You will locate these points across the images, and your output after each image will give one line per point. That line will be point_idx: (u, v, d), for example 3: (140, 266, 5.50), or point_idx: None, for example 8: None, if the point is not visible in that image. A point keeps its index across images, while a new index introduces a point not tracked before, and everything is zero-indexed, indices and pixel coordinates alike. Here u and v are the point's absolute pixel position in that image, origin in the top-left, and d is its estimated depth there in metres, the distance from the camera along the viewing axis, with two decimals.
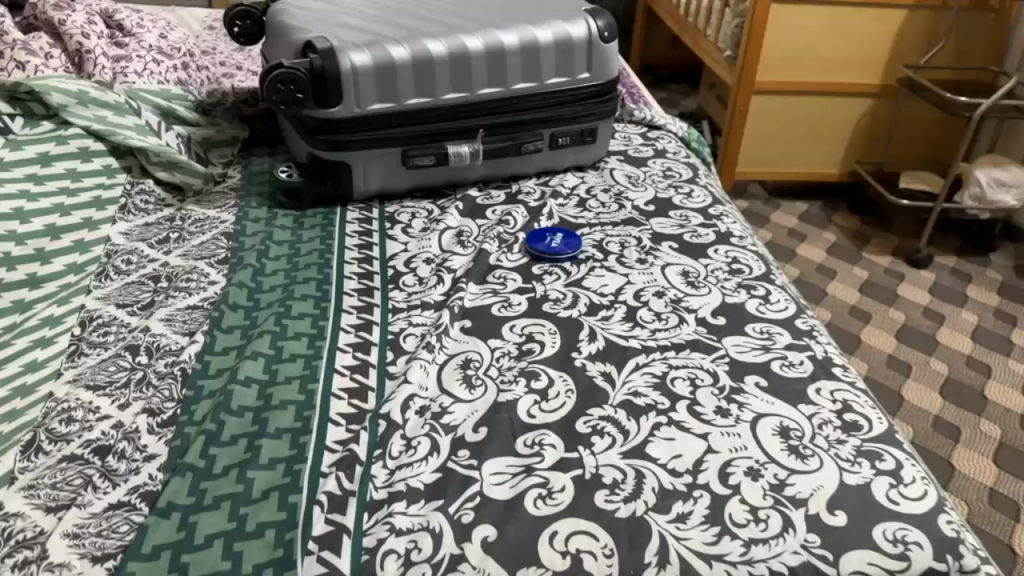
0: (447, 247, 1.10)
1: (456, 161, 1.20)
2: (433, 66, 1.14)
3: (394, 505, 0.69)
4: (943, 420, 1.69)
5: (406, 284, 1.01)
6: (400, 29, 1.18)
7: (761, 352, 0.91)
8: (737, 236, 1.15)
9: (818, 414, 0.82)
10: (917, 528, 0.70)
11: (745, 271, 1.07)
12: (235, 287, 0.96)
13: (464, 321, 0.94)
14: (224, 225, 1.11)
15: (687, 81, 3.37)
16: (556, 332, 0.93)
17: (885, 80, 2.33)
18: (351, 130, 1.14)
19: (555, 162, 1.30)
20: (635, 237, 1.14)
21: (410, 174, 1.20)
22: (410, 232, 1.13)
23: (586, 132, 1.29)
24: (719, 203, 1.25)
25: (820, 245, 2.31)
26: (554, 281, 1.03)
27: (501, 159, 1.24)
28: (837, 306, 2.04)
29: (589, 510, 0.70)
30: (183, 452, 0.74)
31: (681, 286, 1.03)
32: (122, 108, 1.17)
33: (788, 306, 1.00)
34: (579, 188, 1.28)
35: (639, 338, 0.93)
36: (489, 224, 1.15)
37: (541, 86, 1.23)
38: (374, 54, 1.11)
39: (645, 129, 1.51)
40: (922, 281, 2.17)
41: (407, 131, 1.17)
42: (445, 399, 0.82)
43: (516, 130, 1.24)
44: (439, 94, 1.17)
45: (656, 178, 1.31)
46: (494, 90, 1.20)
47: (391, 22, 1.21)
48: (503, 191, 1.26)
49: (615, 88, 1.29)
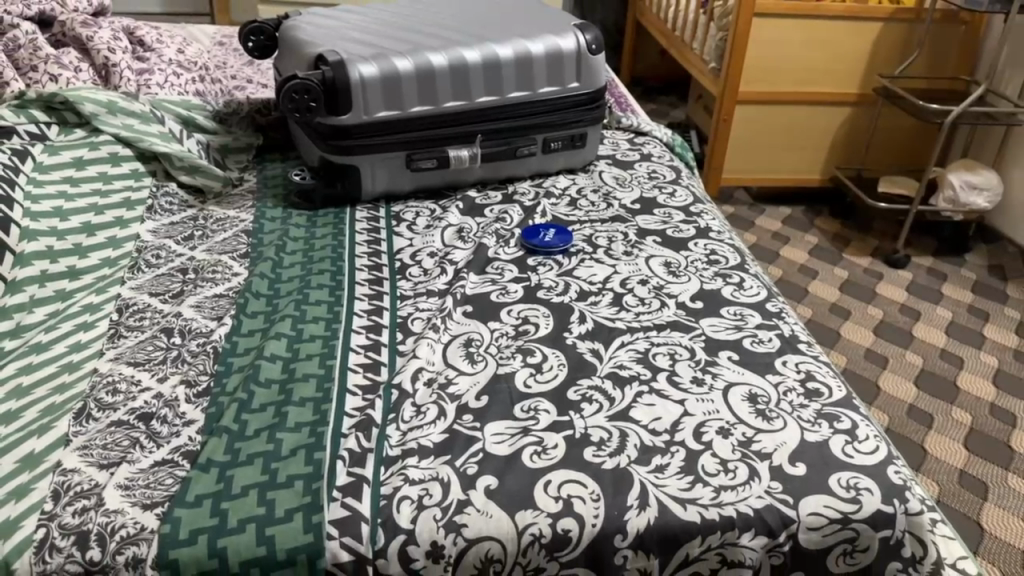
0: (449, 242, 1.19)
1: (456, 164, 1.30)
2: (434, 76, 1.24)
3: (407, 460, 0.79)
4: (917, 408, 1.79)
5: (412, 275, 1.11)
6: (402, 42, 1.28)
7: (734, 331, 1.01)
8: (715, 231, 1.25)
9: (783, 382, 0.92)
10: (868, 476, 0.80)
11: (722, 261, 1.17)
12: (257, 278, 1.06)
13: (466, 306, 1.04)
14: (243, 224, 1.20)
15: (675, 91, 3.49)
16: (549, 315, 1.03)
17: (863, 90, 2.44)
18: (360, 136, 1.24)
19: (548, 165, 1.40)
20: (621, 233, 1.24)
21: (413, 176, 1.30)
22: (414, 228, 1.23)
23: (577, 137, 1.39)
24: (700, 201, 1.35)
25: (803, 248, 2.41)
26: (548, 271, 1.13)
27: (497, 162, 1.34)
28: (818, 304, 2.14)
29: (578, 463, 0.79)
30: (218, 417, 0.83)
31: (663, 274, 1.13)
32: (148, 117, 1.28)
33: (759, 292, 1.10)
34: (570, 189, 1.37)
35: (624, 320, 1.03)
36: (487, 222, 1.25)
37: (534, 95, 1.33)
38: (380, 66, 1.21)
39: (632, 135, 1.61)
40: (899, 280, 2.27)
41: (411, 136, 1.27)
42: (450, 371, 0.91)
43: (511, 136, 1.34)
44: (440, 102, 1.27)
45: (642, 180, 1.41)
46: (490, 99, 1.30)
47: (395, 36, 1.31)
48: (500, 191, 1.35)
49: (602, 97, 1.39)
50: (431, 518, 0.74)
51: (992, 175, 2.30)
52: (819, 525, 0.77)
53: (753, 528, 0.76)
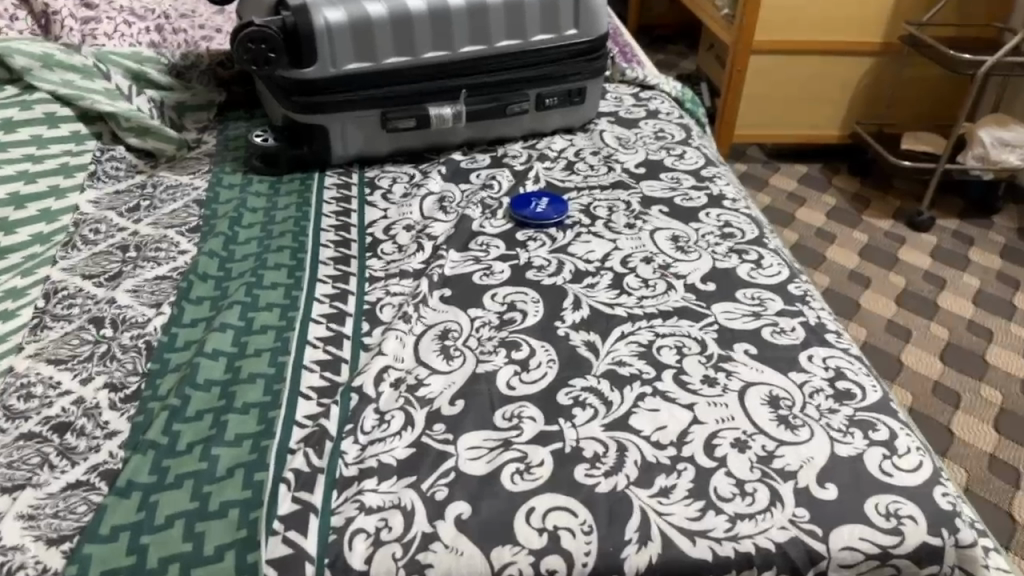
0: (428, 213, 1.06)
1: (437, 123, 1.16)
2: (411, 22, 1.09)
3: (364, 482, 0.66)
4: (943, 386, 1.66)
5: (384, 252, 0.97)
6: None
7: (751, 319, 0.88)
8: (730, 199, 1.12)
9: (810, 382, 0.79)
10: (911, 501, 0.68)
11: (737, 235, 1.04)
12: (206, 257, 0.93)
13: (444, 290, 0.91)
14: (197, 193, 1.07)
15: (685, 41, 3.32)
16: (538, 300, 0.90)
17: (887, 38, 2.27)
18: (328, 91, 1.10)
19: (543, 124, 1.26)
20: (623, 202, 1.11)
21: (390, 138, 1.16)
22: (391, 198, 1.10)
23: (575, 92, 1.24)
24: (713, 165, 1.22)
25: (820, 209, 2.27)
26: (539, 247, 1.00)
27: (485, 121, 1.20)
28: (836, 271, 2.01)
29: (568, 485, 0.67)
30: (145, 429, 0.71)
31: (670, 251, 1.00)
32: (91, 72, 1.14)
33: (780, 271, 0.97)
34: (567, 151, 1.24)
35: (625, 305, 0.90)
36: (473, 192, 1.12)
37: (526, 44, 1.17)
38: (349, 11, 1.07)
39: (637, 89, 1.46)
40: (923, 244, 2.13)
41: (385, 91, 1.13)
42: (421, 370, 0.78)
43: (501, 91, 1.19)
44: (419, 52, 1.12)
45: (647, 140, 1.28)
46: (476, 48, 1.15)
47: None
48: (489, 154, 1.22)
49: (604, 45, 1.24)
50: (389, 557, 0.61)
51: None
52: (853, 561, 0.65)
53: (774, 567, 0.64)
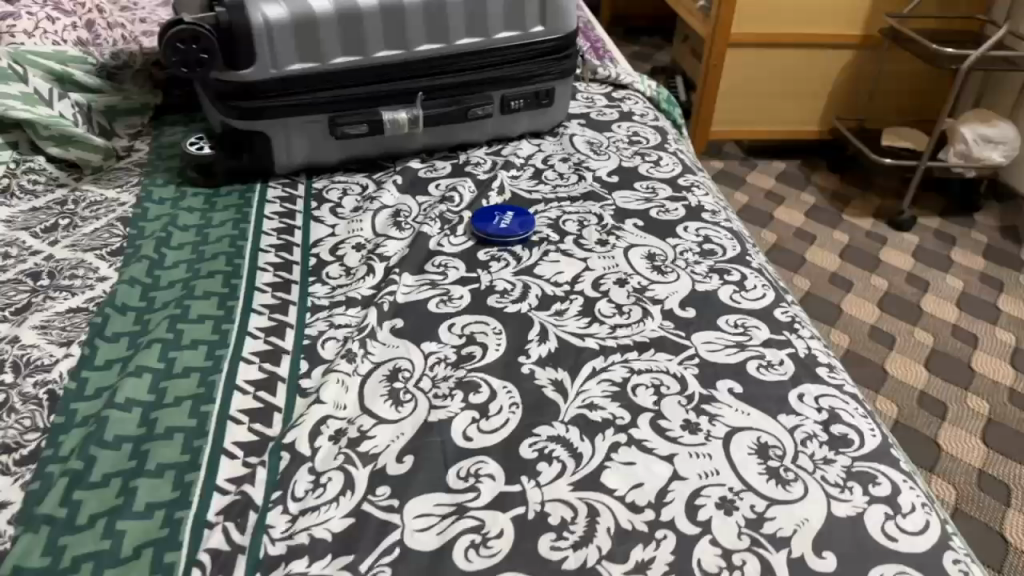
0: (381, 230, 0.97)
1: (392, 129, 1.07)
2: (361, 19, 1.00)
3: (293, 564, 0.57)
4: (929, 396, 1.59)
5: (330, 276, 0.88)
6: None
7: (736, 351, 0.79)
8: (709, 211, 1.04)
9: (801, 427, 0.71)
10: (919, 570, 0.59)
11: (718, 252, 0.95)
12: (126, 285, 0.84)
13: (395, 321, 0.81)
14: (122, 209, 0.98)
15: (661, 33, 3.26)
16: (501, 332, 0.81)
17: (867, 31, 2.20)
18: (268, 95, 1.00)
19: (508, 128, 1.17)
20: (595, 215, 1.02)
21: (340, 145, 1.07)
22: (340, 212, 1.00)
23: (542, 94, 1.15)
24: (690, 172, 1.13)
25: (799, 209, 2.20)
26: (502, 268, 0.91)
27: (446, 126, 1.11)
28: (816, 274, 1.94)
29: (530, 561, 0.58)
30: (40, 498, 0.62)
31: (646, 271, 0.91)
32: (3, 74, 1.03)
33: (766, 293, 0.88)
34: (535, 157, 1.15)
35: (596, 336, 0.81)
36: (430, 205, 1.03)
37: (488, 42, 1.08)
38: (291, 7, 0.97)
39: (610, 89, 1.38)
40: (904, 245, 2.07)
41: (333, 94, 1.03)
42: (366, 420, 0.69)
43: (462, 93, 1.10)
44: (371, 51, 1.02)
45: (620, 145, 1.20)
46: (434, 47, 1.05)
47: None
48: (450, 161, 1.13)
49: (574, 43, 1.15)
50: None
51: (1008, 126, 2.07)
52: None
53: None
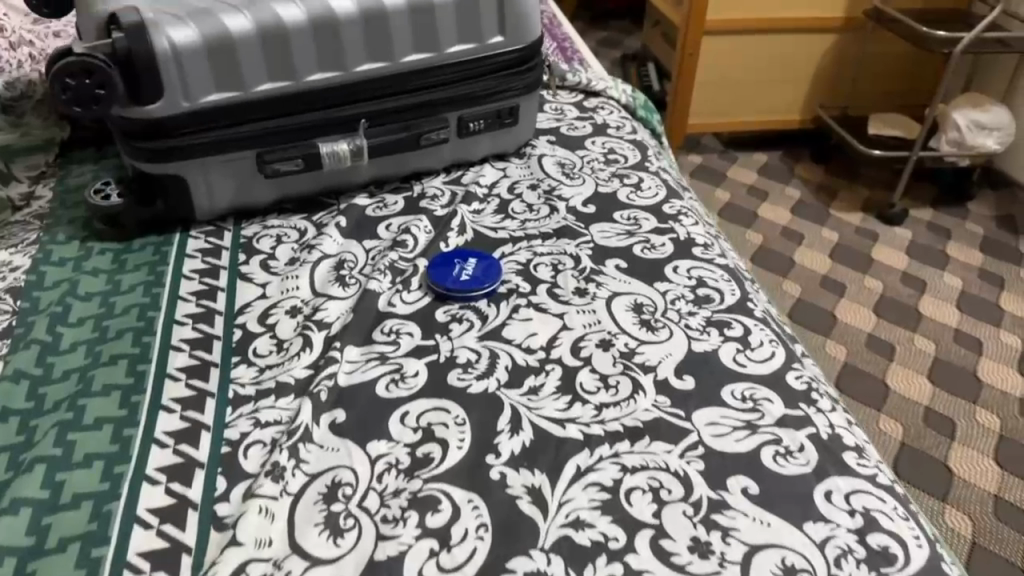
0: (321, 287, 0.82)
1: (332, 162, 0.92)
2: (287, 39, 0.85)
3: None
4: (935, 413, 1.48)
5: (258, 353, 0.74)
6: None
7: (746, 434, 0.66)
8: (701, 245, 0.91)
9: (833, 540, 0.58)
10: None
11: (714, 298, 0.82)
12: (9, 381, 0.70)
13: (335, 414, 0.67)
14: (14, 274, 0.83)
15: (631, 18, 3.13)
16: (464, 421, 0.67)
17: (850, 14, 2.07)
18: (182, 132, 0.85)
19: (468, 152, 1.03)
20: (571, 257, 0.89)
21: (273, 184, 0.92)
22: (273, 266, 0.86)
23: (504, 112, 1.02)
24: (676, 197, 1.00)
25: (784, 205, 2.08)
26: (464, 332, 0.77)
27: (395, 155, 0.97)
28: (807, 278, 1.82)
29: None
30: None
31: (633, 329, 0.78)
32: None
33: (774, 352, 0.75)
34: (499, 186, 1.02)
35: (579, 422, 0.67)
36: (380, 252, 0.88)
37: (440, 57, 0.94)
38: (202, 28, 0.82)
39: (581, 97, 1.24)
40: (896, 241, 1.96)
41: (260, 126, 0.88)
42: (297, 562, 0.56)
43: (412, 117, 0.96)
44: (302, 75, 0.88)
45: (596, 166, 1.07)
46: (376, 66, 0.91)
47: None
48: (402, 195, 0.99)
49: (539, 53, 1.01)
50: None
51: (1002, 112, 1.96)
52: None
53: None
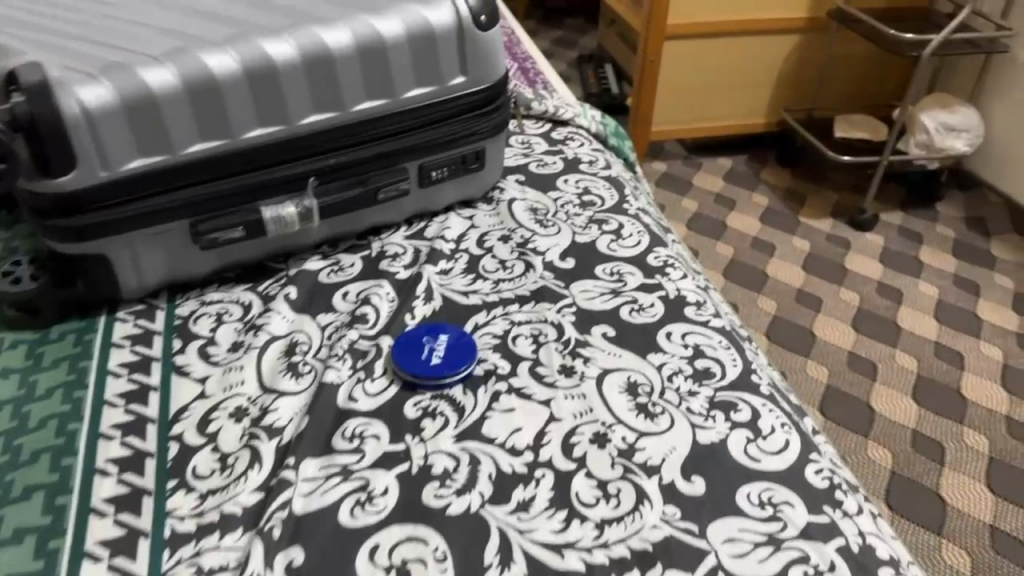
0: (271, 380, 0.72)
1: (278, 227, 0.81)
2: (219, 93, 0.75)
3: None
4: (923, 436, 1.43)
5: (200, 475, 0.64)
6: (152, 29, 0.77)
7: (769, 552, 0.59)
8: (694, 303, 0.82)
9: None
10: None
11: (716, 372, 0.74)
12: None
13: (293, 554, 0.58)
14: None
15: (584, 15, 3.04)
16: (445, 554, 0.58)
17: (813, 14, 2.01)
18: (101, 205, 0.74)
19: (431, 202, 0.93)
20: (552, 326, 0.79)
21: (211, 255, 0.81)
22: (214, 353, 0.75)
23: (469, 157, 0.92)
24: (660, 244, 0.92)
25: (752, 213, 2.01)
26: (438, 430, 0.68)
27: (350, 214, 0.86)
28: (782, 292, 1.75)
29: None
30: None
31: (629, 416, 0.69)
32: None
33: (788, 439, 0.67)
34: (467, 239, 0.92)
35: (579, 547, 0.58)
36: (337, 330, 0.78)
37: (396, 104, 0.84)
38: (118, 85, 0.71)
39: (548, 126, 1.15)
40: (868, 249, 1.90)
41: (192, 193, 0.77)
42: None
43: (367, 171, 0.85)
44: (239, 132, 0.77)
45: (571, 209, 0.97)
46: (323, 117, 0.80)
47: (140, 17, 0.79)
48: (359, 255, 0.88)
49: (504, 92, 0.92)
50: None
51: (970, 112, 1.92)
52: None
53: None
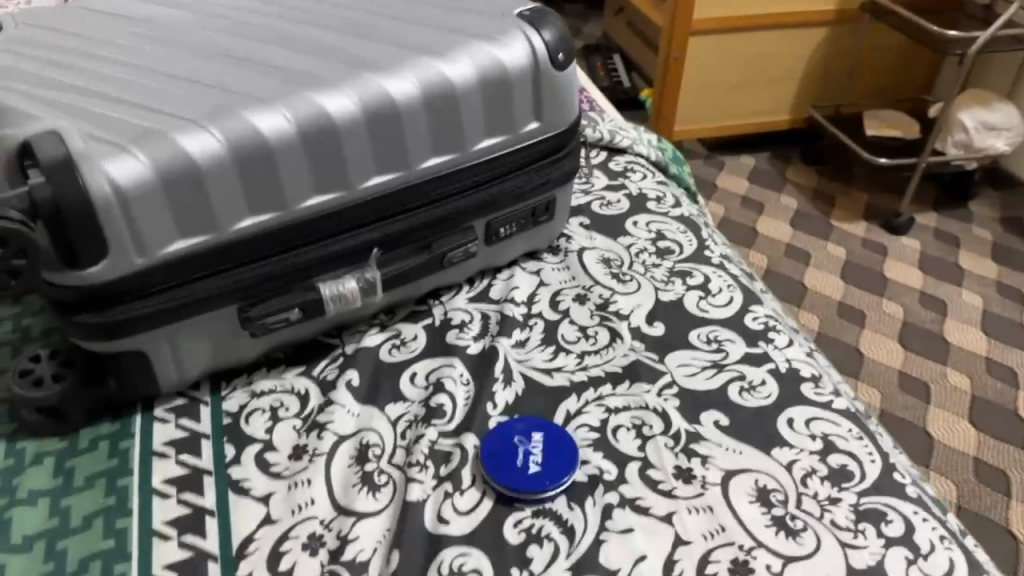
0: (346, 498, 0.62)
1: (336, 305, 0.71)
2: (272, 160, 0.64)
3: None
4: (985, 465, 1.36)
5: None
6: (188, 84, 0.66)
7: None
8: (810, 378, 0.73)
9: None
10: None
11: (854, 473, 0.65)
12: None
13: None
14: None
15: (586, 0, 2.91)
16: None
17: (843, 6, 1.91)
18: (137, 296, 0.63)
19: (496, 259, 0.83)
20: (656, 414, 0.69)
21: (262, 338, 0.71)
22: (274, 463, 0.65)
23: (539, 209, 0.82)
24: (755, 301, 0.81)
25: (783, 217, 1.91)
26: (550, 561, 0.58)
27: (412, 281, 0.76)
28: (823, 306, 1.67)
29: None
30: None
31: (770, 538, 0.60)
32: None
33: (952, 558, 0.59)
34: (540, 299, 0.81)
35: None
36: (412, 428, 0.68)
37: (464, 158, 0.73)
38: (155, 158, 0.60)
39: (604, 154, 1.04)
40: (906, 254, 1.82)
41: (241, 275, 0.66)
42: None
43: (432, 234, 0.75)
44: (294, 203, 0.66)
45: (647, 258, 0.87)
46: (386, 179, 0.70)
47: (173, 69, 0.68)
48: (421, 324, 0.78)
49: (576, 134, 0.81)
50: None
51: (1009, 109, 1.84)
52: None
53: None
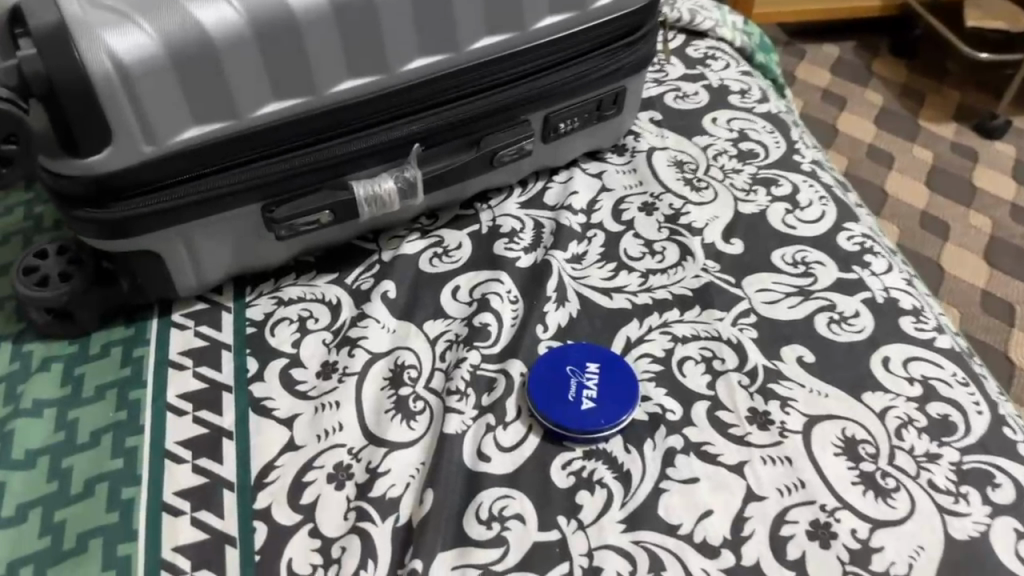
0: (378, 425, 0.56)
1: (371, 206, 0.63)
2: (299, 37, 0.54)
3: None
4: None
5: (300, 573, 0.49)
6: None
7: None
8: (911, 311, 0.63)
9: None
10: None
11: (959, 426, 0.56)
12: None
13: None
14: None
15: None
16: None
17: None
18: (147, 189, 0.55)
19: (553, 157, 0.74)
20: (730, 346, 0.61)
21: (289, 241, 0.63)
22: (300, 382, 0.59)
23: (604, 101, 0.71)
24: (850, 217, 0.71)
25: (865, 114, 1.75)
26: (604, 509, 0.52)
27: (458, 181, 0.68)
28: (904, 216, 1.54)
29: None
30: None
31: (855, 497, 0.52)
32: None
33: None
34: (601, 207, 0.72)
35: None
36: (452, 350, 0.60)
37: (523, 40, 0.63)
38: (162, 28, 0.51)
39: (682, 38, 0.91)
40: (1001, 161, 1.66)
41: (264, 169, 0.58)
42: None
43: (481, 127, 0.66)
44: (325, 87, 0.57)
45: (726, 162, 0.77)
46: (432, 62, 0.60)
47: None
48: (466, 230, 0.70)
49: (654, 13, 0.69)
50: None
51: None
52: None
53: None
